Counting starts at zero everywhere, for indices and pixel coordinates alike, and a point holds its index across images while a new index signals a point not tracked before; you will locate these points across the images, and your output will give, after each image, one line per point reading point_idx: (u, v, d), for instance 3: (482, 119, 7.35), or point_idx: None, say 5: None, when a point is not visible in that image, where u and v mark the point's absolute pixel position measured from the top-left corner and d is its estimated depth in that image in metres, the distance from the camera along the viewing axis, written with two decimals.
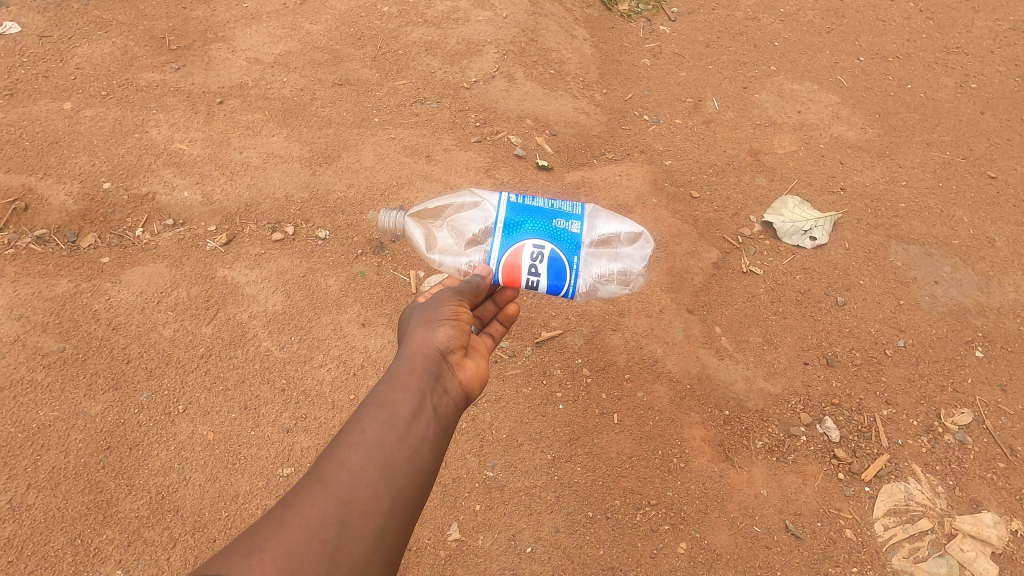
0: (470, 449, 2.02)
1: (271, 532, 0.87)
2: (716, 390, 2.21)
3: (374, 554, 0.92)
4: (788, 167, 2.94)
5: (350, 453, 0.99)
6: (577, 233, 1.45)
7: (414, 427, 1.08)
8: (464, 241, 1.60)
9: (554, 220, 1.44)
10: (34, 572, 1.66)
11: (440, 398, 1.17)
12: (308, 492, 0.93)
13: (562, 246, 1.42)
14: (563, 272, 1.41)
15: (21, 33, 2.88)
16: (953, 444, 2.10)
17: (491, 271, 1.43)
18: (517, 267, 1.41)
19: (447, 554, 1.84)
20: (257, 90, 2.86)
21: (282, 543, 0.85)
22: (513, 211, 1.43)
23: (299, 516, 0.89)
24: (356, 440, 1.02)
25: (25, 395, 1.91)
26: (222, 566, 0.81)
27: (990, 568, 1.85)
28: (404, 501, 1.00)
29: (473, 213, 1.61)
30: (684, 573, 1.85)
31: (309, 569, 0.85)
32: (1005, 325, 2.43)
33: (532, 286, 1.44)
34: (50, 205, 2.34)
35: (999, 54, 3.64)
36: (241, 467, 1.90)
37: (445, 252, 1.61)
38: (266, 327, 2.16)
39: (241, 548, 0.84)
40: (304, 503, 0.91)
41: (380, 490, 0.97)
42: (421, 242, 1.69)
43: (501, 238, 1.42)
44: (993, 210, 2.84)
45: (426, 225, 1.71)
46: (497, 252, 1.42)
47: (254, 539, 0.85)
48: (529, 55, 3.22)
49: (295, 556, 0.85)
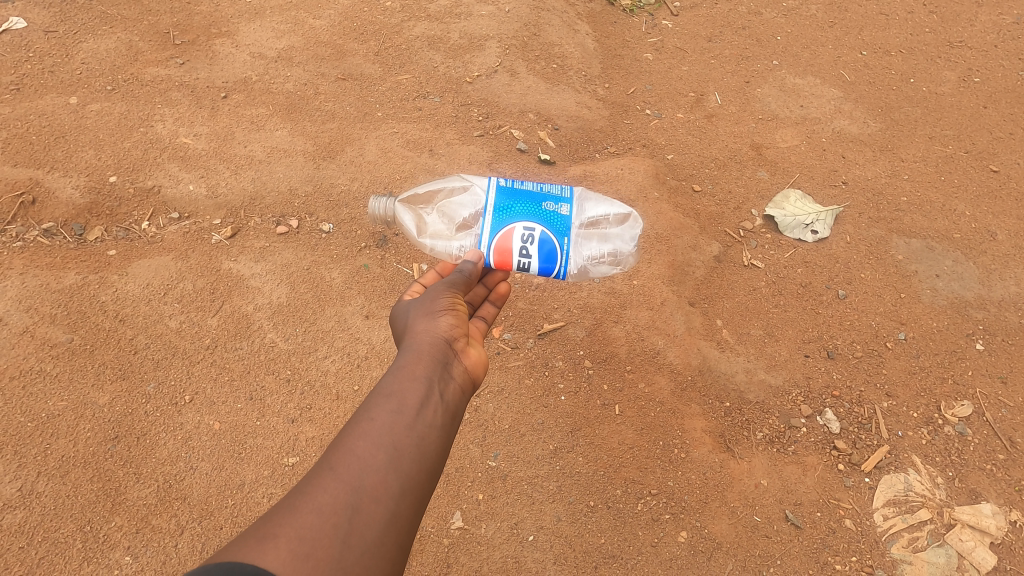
0: (472, 439, 2.04)
1: (284, 518, 0.89)
2: (717, 381, 2.23)
3: (385, 537, 0.95)
4: (789, 162, 2.95)
5: (359, 441, 1.02)
6: (567, 215, 1.49)
7: (422, 414, 1.10)
8: (455, 226, 1.65)
9: (543, 203, 1.48)
10: (45, 557, 1.68)
11: (447, 385, 1.19)
12: (319, 479, 0.95)
13: (552, 228, 1.46)
14: (554, 254, 1.45)
15: (27, 28, 2.90)
16: (953, 436, 2.11)
17: (483, 255, 1.47)
18: (508, 249, 1.45)
19: (450, 542, 1.87)
20: (261, 85, 2.88)
21: (295, 529, 0.88)
22: (502, 195, 1.47)
23: (310, 503, 0.92)
24: (365, 428, 1.04)
25: (35, 385, 1.94)
26: (238, 552, 0.83)
27: (988, 557, 1.86)
28: (414, 486, 1.02)
29: (464, 199, 1.68)
30: (685, 562, 1.87)
31: (323, 553, 0.87)
32: (1006, 319, 2.44)
33: (523, 268, 1.46)
34: (57, 198, 2.36)
35: (1003, 48, 3.63)
36: (247, 456, 1.92)
37: (436, 237, 1.66)
38: (271, 319, 2.19)
39: (255, 534, 0.87)
40: (315, 490, 0.93)
41: (390, 476, 0.99)
42: (412, 228, 1.74)
43: (491, 222, 1.46)
44: (994, 204, 2.84)
45: (416, 212, 1.76)
46: (488, 235, 1.46)
47: (268, 526, 0.88)
48: (532, 50, 3.23)
49: (308, 541, 0.87)
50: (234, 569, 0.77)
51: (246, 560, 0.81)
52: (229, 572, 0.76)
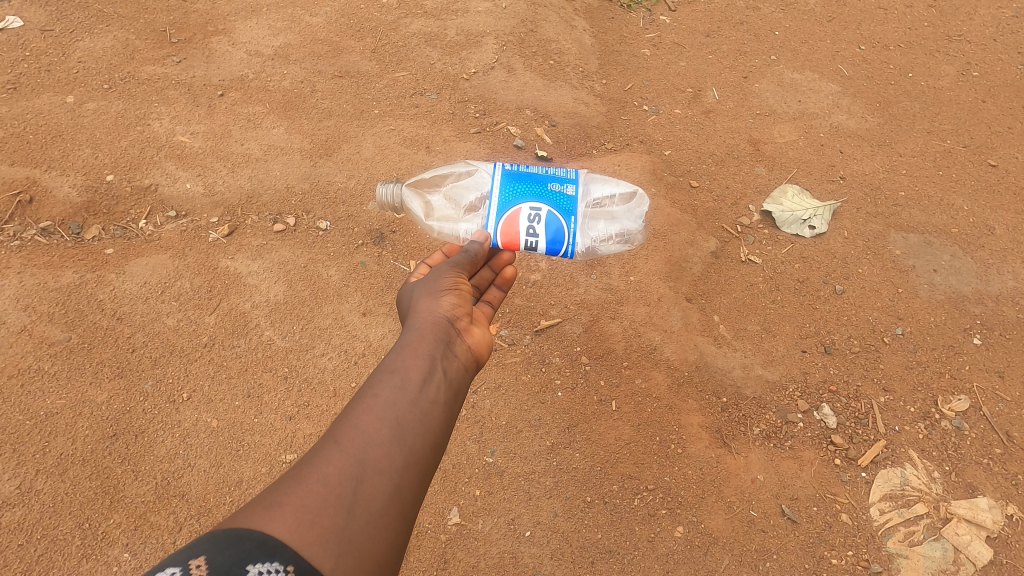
0: (470, 436, 2.05)
1: (291, 487, 0.90)
2: (714, 376, 2.23)
3: (390, 508, 0.95)
4: (787, 157, 2.94)
5: (364, 415, 1.02)
6: (572, 196, 1.50)
7: (426, 391, 1.10)
8: (462, 209, 1.70)
9: (549, 185, 1.50)
10: (44, 554, 1.70)
11: (450, 363, 1.19)
12: (325, 451, 0.96)
13: (558, 208, 1.47)
14: (560, 233, 1.45)
15: (23, 27, 2.91)
16: (950, 430, 2.11)
17: (489, 236, 1.48)
18: (515, 231, 1.46)
19: (447, 538, 1.88)
20: (258, 82, 2.87)
21: (301, 498, 0.88)
22: (508, 177, 1.49)
23: (315, 473, 0.92)
24: (369, 404, 1.04)
25: (33, 383, 1.95)
26: (244, 519, 0.85)
27: (984, 552, 1.87)
28: (417, 460, 1.02)
29: (469, 182, 1.73)
30: (681, 556, 1.88)
31: (328, 521, 0.87)
32: (1004, 313, 2.44)
33: (531, 248, 1.48)
34: (54, 196, 2.37)
35: (1002, 41, 3.62)
36: (245, 454, 1.93)
37: (444, 220, 1.71)
38: (268, 316, 2.19)
39: (263, 502, 0.88)
40: (320, 461, 0.94)
41: (393, 450, 1.00)
42: (419, 213, 1.78)
43: (498, 204, 1.47)
44: (993, 198, 2.84)
45: (422, 197, 1.79)
46: (494, 217, 1.47)
47: (275, 495, 0.89)
48: (529, 46, 3.23)
49: (314, 509, 0.88)
50: (241, 534, 0.80)
51: (251, 526, 0.82)
52: (236, 537, 0.79)
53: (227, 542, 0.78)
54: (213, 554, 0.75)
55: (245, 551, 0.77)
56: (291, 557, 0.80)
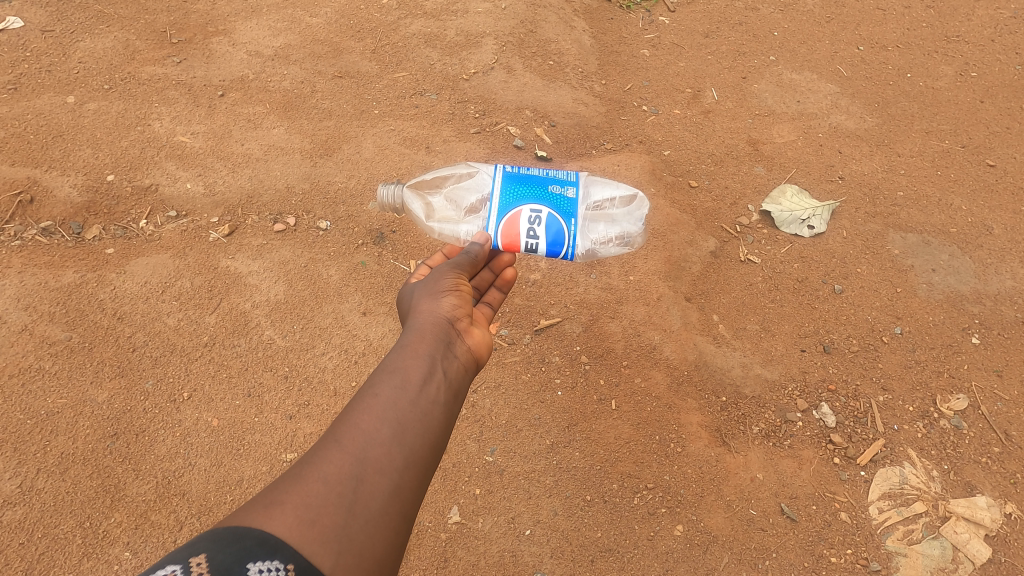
0: (470, 435, 2.05)
1: (291, 486, 0.91)
2: (713, 376, 2.24)
3: (389, 507, 0.95)
4: (786, 157, 2.95)
5: (364, 415, 1.03)
6: (572, 198, 1.50)
7: (426, 391, 1.11)
8: (463, 210, 1.71)
9: (550, 187, 1.50)
10: (45, 553, 1.70)
11: (450, 364, 1.20)
12: (325, 451, 0.97)
13: (558, 210, 1.47)
14: (560, 235, 1.46)
15: (23, 28, 2.91)
16: (949, 429, 2.12)
17: (490, 238, 1.48)
18: (515, 233, 1.47)
19: (447, 537, 1.88)
20: (258, 83, 2.88)
21: (302, 496, 0.89)
22: (508, 179, 1.49)
23: (315, 472, 0.93)
24: (369, 404, 1.05)
25: (34, 382, 1.95)
26: (245, 517, 0.85)
27: (982, 550, 1.87)
28: (417, 459, 1.03)
29: (469, 184, 1.74)
30: (681, 555, 1.89)
31: (328, 519, 0.88)
32: (1002, 313, 2.45)
33: (531, 249, 1.48)
34: (54, 196, 2.37)
35: (1000, 42, 3.63)
36: (245, 452, 1.93)
37: (445, 221, 1.72)
38: (268, 316, 2.20)
39: (263, 500, 0.88)
40: (320, 460, 0.95)
41: (393, 449, 1.00)
42: (420, 213, 1.78)
43: (499, 205, 1.48)
44: (991, 198, 2.85)
45: (423, 198, 1.79)
46: (495, 219, 1.48)
47: (275, 493, 0.89)
48: (529, 47, 3.23)
49: (314, 508, 0.88)
50: (242, 532, 0.81)
51: (252, 524, 0.83)
52: (236, 535, 0.80)
53: (228, 540, 0.78)
54: (214, 552, 0.76)
55: (246, 549, 0.78)
56: (291, 555, 0.81)
